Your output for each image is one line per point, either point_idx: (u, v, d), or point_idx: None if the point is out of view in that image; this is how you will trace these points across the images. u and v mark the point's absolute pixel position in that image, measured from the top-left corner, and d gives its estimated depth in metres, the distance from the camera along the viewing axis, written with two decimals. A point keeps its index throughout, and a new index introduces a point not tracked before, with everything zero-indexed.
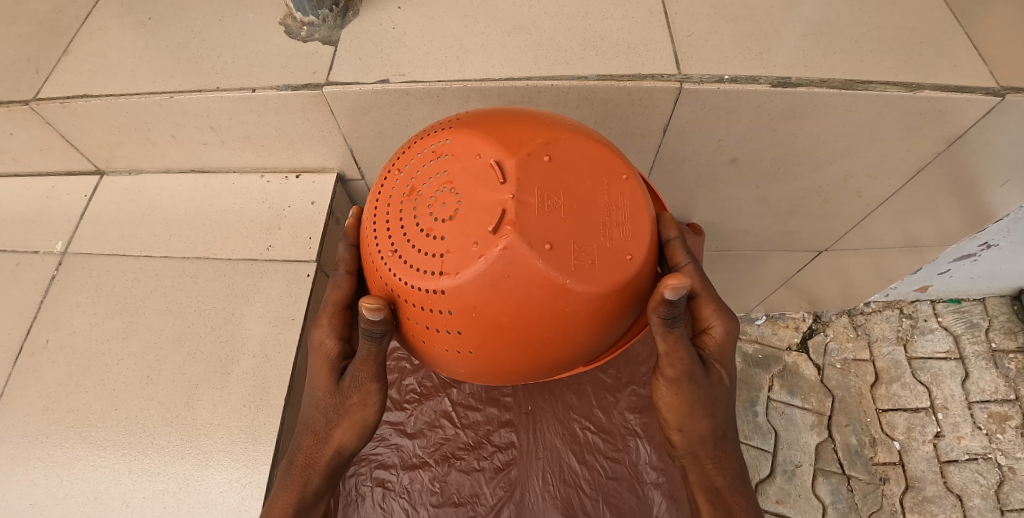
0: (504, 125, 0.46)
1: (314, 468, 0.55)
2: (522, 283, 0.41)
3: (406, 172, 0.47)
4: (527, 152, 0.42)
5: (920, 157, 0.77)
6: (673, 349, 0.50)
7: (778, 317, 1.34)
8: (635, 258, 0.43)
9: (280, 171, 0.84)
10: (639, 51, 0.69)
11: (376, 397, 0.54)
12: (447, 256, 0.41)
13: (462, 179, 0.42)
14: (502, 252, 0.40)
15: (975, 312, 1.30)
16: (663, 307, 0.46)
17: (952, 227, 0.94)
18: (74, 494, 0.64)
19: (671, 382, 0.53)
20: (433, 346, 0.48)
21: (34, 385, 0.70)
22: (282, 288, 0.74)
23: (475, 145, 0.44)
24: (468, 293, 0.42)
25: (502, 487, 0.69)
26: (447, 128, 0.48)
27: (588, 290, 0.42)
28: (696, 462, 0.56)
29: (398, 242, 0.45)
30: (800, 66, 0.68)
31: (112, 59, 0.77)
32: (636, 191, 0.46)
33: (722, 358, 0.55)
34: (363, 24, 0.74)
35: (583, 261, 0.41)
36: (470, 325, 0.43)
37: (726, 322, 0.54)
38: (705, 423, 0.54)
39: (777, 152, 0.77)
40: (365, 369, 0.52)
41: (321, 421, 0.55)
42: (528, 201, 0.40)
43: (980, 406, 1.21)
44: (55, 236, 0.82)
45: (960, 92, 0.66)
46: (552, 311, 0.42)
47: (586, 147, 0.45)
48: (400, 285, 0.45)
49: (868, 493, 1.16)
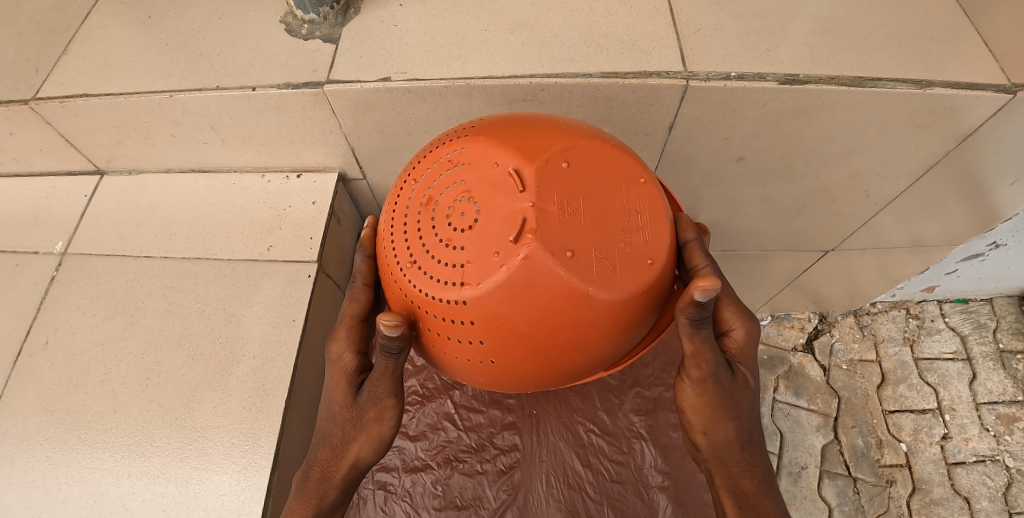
0: (520, 132, 0.45)
1: (330, 481, 0.54)
2: (544, 291, 0.40)
3: (422, 182, 0.46)
4: (546, 159, 0.41)
5: (928, 156, 0.76)
6: (698, 350, 0.49)
7: (784, 317, 1.33)
8: (656, 263, 0.43)
9: (281, 171, 0.83)
10: (644, 48, 0.68)
11: (393, 412, 0.53)
12: (467, 266, 0.40)
13: (480, 188, 0.41)
14: (523, 262, 0.39)
15: (982, 313, 1.28)
16: (691, 308, 0.45)
17: (960, 226, 0.93)
18: (73, 496, 0.63)
19: (696, 383, 0.51)
20: (453, 355, 0.47)
21: (33, 386, 0.70)
22: (283, 289, 0.74)
23: (491, 153, 0.43)
24: (490, 304, 0.41)
25: (505, 491, 0.68)
26: (462, 136, 0.47)
27: (610, 297, 0.41)
28: (722, 466, 0.55)
29: (417, 254, 0.44)
30: (808, 63, 0.67)
31: (112, 57, 0.76)
32: (655, 195, 0.45)
33: (745, 359, 0.54)
34: (364, 22, 0.73)
35: (605, 268, 0.40)
36: (492, 335, 0.43)
37: (747, 323, 0.53)
38: (730, 427, 0.53)
39: (785, 150, 0.76)
40: (382, 385, 0.51)
41: (338, 435, 0.54)
42: (548, 209, 0.40)
43: (988, 407, 1.20)
44: (55, 236, 0.82)
45: (972, 89, 0.65)
46: (574, 319, 0.42)
47: (604, 152, 0.44)
48: (419, 296, 0.44)
49: (875, 495, 1.14)
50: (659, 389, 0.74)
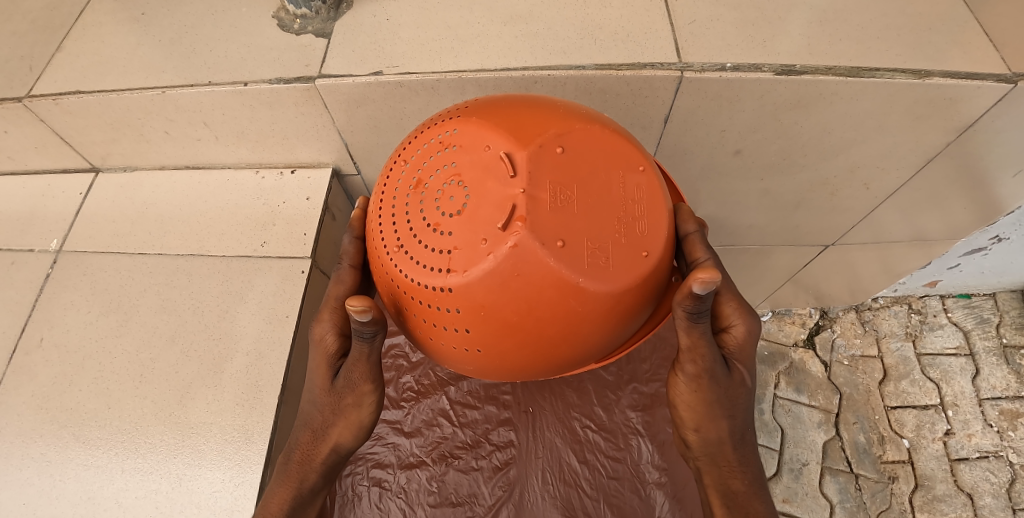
0: (515, 114, 0.44)
1: (310, 465, 0.55)
2: (533, 281, 0.39)
3: (412, 163, 0.46)
4: (539, 144, 0.41)
5: (928, 148, 0.75)
6: (695, 344, 0.49)
7: (784, 313, 1.33)
8: (651, 255, 0.42)
9: (275, 167, 0.83)
10: (638, 40, 0.67)
11: (371, 398, 0.54)
12: (455, 253, 0.40)
13: (471, 172, 0.41)
14: (512, 250, 0.38)
15: (985, 308, 1.27)
16: (690, 301, 0.44)
17: (961, 220, 0.92)
18: (67, 494, 0.63)
19: (691, 379, 0.51)
20: (440, 343, 0.46)
21: (27, 384, 0.70)
22: (277, 285, 0.73)
23: (484, 136, 0.42)
24: (477, 292, 0.40)
25: (501, 487, 0.68)
26: (455, 117, 0.46)
27: (602, 289, 0.40)
28: (713, 465, 0.54)
29: (404, 238, 0.43)
30: (805, 54, 0.66)
31: (105, 54, 0.76)
32: (652, 185, 0.44)
33: (743, 357, 0.53)
34: (357, 17, 0.73)
35: (597, 259, 0.40)
36: (479, 324, 0.42)
37: (748, 320, 0.52)
38: (723, 425, 0.52)
39: (782, 142, 0.75)
40: (358, 370, 0.52)
41: (319, 419, 0.55)
42: (539, 196, 0.39)
43: (991, 403, 1.19)
44: (50, 234, 0.82)
45: (971, 79, 0.64)
46: (563, 310, 0.41)
47: (600, 138, 0.43)
48: (406, 282, 0.44)
49: (877, 492, 1.13)
50: (656, 384, 0.73)
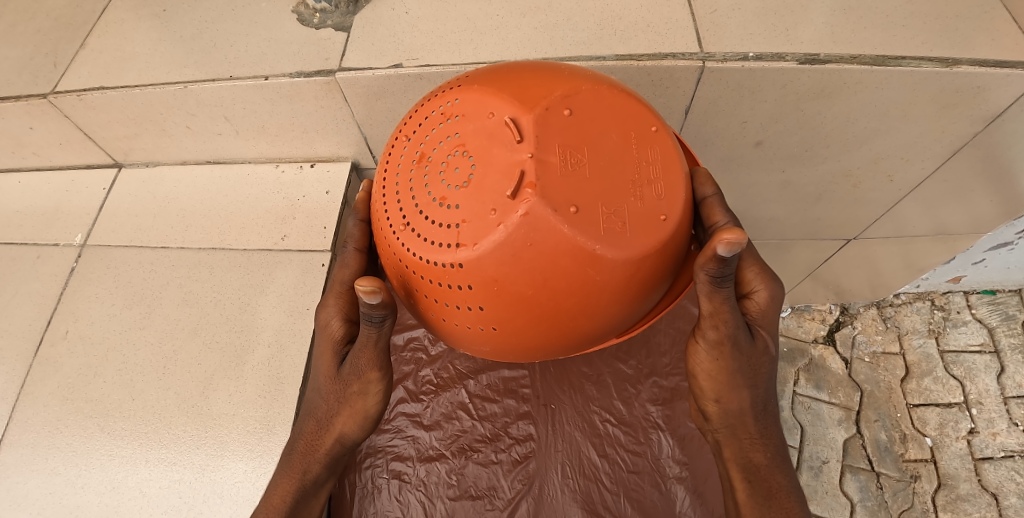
0: (518, 79, 0.44)
1: (314, 455, 0.55)
2: (547, 251, 0.39)
3: (414, 137, 0.46)
4: (545, 106, 0.40)
5: (954, 140, 0.73)
6: (717, 310, 0.48)
7: (803, 309, 1.31)
8: (669, 220, 0.42)
9: (294, 161, 0.84)
10: (660, 30, 0.67)
11: (377, 386, 0.53)
12: (463, 226, 0.40)
13: (476, 140, 0.41)
14: (523, 218, 0.38)
15: (1010, 304, 1.24)
16: (713, 264, 0.43)
17: (987, 214, 0.89)
18: (93, 483, 0.64)
19: (712, 346, 0.50)
20: (453, 322, 0.46)
21: (53, 375, 0.71)
22: (297, 277, 0.74)
23: (487, 103, 0.42)
24: (489, 265, 0.40)
25: (520, 481, 0.67)
26: (455, 87, 0.46)
27: (619, 257, 0.40)
28: (733, 437, 0.54)
29: (410, 216, 0.43)
30: (828, 42, 0.65)
31: (128, 51, 0.77)
32: (668, 144, 0.44)
33: (766, 324, 0.53)
34: (375, 11, 0.73)
35: (613, 226, 0.39)
36: (492, 299, 0.42)
37: (771, 286, 0.52)
38: (745, 395, 0.52)
39: (805, 133, 0.74)
40: (365, 356, 0.51)
41: (323, 407, 0.55)
42: (549, 160, 0.38)
43: (1017, 401, 1.16)
44: (74, 229, 0.83)
45: (1000, 66, 0.62)
46: (580, 281, 0.40)
47: (608, 99, 0.43)
48: (414, 260, 0.43)
49: (899, 491, 1.12)
50: (677, 378, 0.72)
